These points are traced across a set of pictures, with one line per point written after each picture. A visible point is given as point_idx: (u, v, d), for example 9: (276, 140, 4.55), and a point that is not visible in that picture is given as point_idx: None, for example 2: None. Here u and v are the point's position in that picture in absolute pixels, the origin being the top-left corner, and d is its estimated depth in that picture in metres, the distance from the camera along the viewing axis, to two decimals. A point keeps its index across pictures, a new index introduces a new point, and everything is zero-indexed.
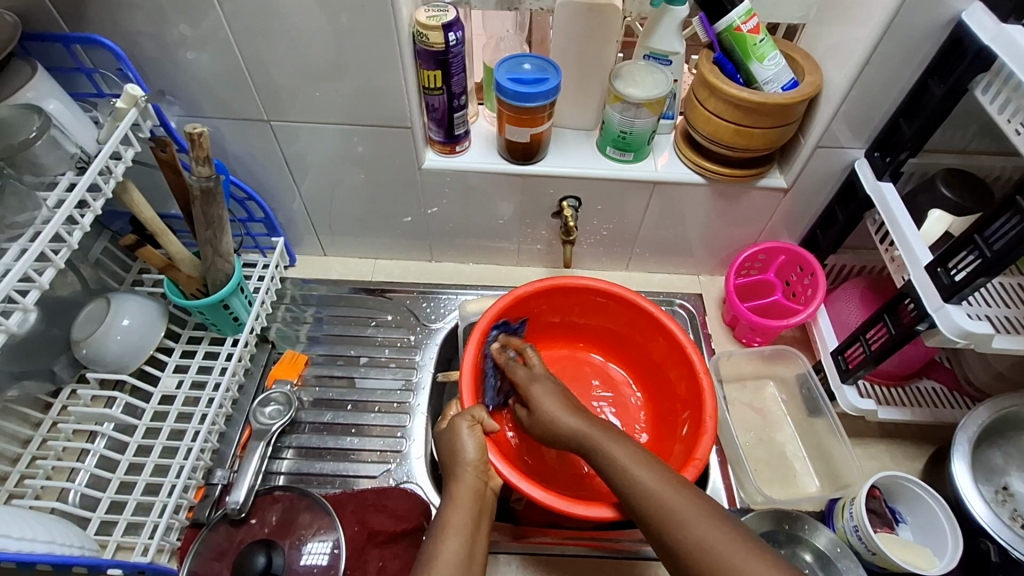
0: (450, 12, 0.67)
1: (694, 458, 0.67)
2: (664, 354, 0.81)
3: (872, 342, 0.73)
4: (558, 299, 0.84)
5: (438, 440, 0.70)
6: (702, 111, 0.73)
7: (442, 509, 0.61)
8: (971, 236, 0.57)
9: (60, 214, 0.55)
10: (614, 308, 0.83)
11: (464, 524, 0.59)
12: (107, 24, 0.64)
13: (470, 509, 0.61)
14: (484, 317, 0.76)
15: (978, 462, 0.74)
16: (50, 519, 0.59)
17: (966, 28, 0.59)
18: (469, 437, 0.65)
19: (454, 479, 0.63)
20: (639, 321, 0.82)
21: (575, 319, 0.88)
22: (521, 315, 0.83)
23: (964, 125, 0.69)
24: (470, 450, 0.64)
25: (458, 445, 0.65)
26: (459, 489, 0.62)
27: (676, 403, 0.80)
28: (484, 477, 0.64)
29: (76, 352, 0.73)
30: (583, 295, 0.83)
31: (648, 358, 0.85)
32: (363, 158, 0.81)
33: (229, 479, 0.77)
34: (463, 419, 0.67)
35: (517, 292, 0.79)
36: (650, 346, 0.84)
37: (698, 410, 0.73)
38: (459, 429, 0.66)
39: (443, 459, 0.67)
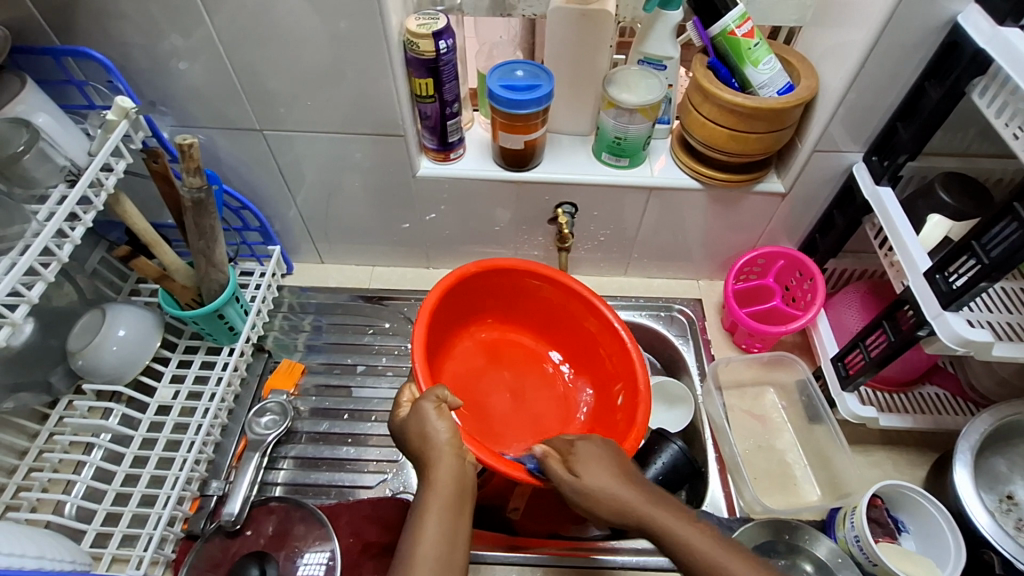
0: (441, 19, 0.67)
1: (640, 419, 0.71)
2: (593, 333, 0.82)
3: (871, 348, 0.72)
4: (492, 280, 0.84)
5: (396, 420, 0.66)
6: (697, 116, 0.72)
7: (420, 495, 0.58)
8: (969, 243, 0.56)
9: (50, 227, 0.55)
10: (542, 289, 0.83)
11: (445, 517, 0.55)
12: (98, 36, 0.64)
13: (451, 495, 0.57)
14: (430, 296, 0.76)
15: (982, 470, 0.72)
16: (41, 535, 0.58)
17: (962, 30, 0.58)
18: (438, 418, 0.62)
19: (428, 463, 0.60)
20: (572, 303, 0.82)
21: (506, 303, 0.87)
22: (458, 296, 0.82)
23: (963, 128, 0.68)
24: (435, 431, 0.61)
25: (429, 429, 0.61)
26: (439, 476, 0.58)
27: (609, 379, 0.82)
28: (462, 455, 0.60)
29: (72, 363, 0.73)
30: (515, 277, 0.83)
31: (580, 339, 0.86)
32: (359, 166, 0.80)
33: (225, 490, 0.76)
34: (427, 400, 0.63)
35: (463, 269, 0.78)
36: (582, 327, 0.84)
37: (633, 384, 0.75)
38: (425, 412, 0.62)
39: (409, 441, 0.63)
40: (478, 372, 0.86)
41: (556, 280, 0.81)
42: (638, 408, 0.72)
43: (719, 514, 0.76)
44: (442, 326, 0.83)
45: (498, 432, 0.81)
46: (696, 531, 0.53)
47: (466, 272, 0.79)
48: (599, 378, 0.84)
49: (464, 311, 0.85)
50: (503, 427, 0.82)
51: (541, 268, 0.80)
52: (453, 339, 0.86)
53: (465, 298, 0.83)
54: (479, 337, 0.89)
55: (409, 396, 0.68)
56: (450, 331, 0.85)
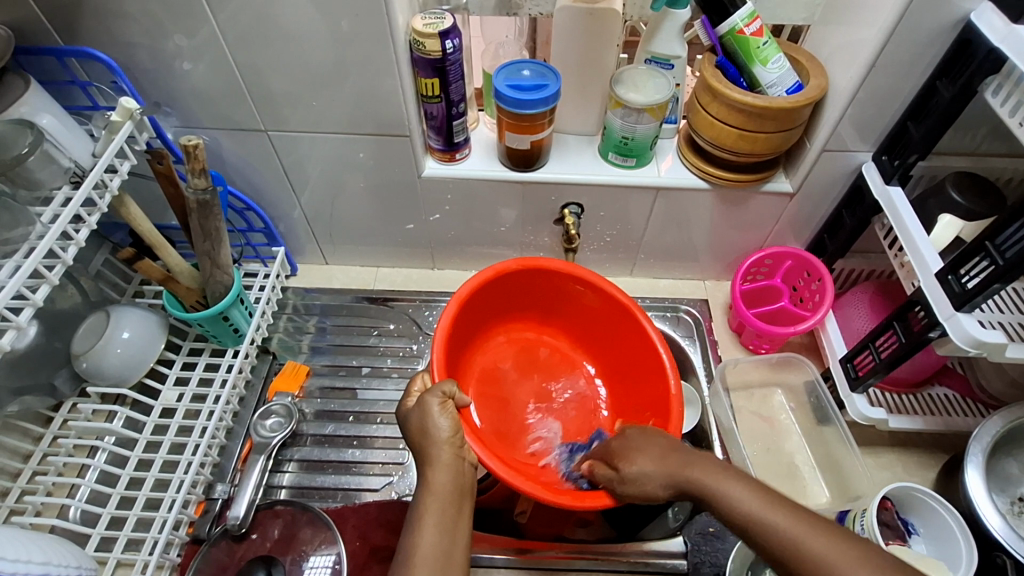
0: (447, 19, 0.66)
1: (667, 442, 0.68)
2: (633, 350, 0.80)
3: (881, 350, 0.71)
4: (532, 281, 0.83)
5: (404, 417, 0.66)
6: (705, 116, 0.71)
7: (417, 496, 0.59)
8: (983, 243, 0.55)
9: (55, 229, 0.54)
10: (584, 294, 0.81)
11: (445, 515, 0.56)
12: (102, 37, 0.63)
13: (448, 495, 0.58)
14: (465, 286, 0.76)
15: (993, 472, 0.72)
16: (47, 540, 0.58)
17: (975, 29, 0.57)
18: (441, 415, 0.63)
19: (428, 462, 0.60)
20: (614, 313, 0.80)
21: (548, 306, 0.86)
22: (498, 289, 0.81)
23: (974, 127, 0.68)
24: (436, 428, 0.62)
25: (429, 425, 0.62)
26: (437, 475, 0.59)
27: (641, 405, 0.78)
28: (459, 455, 0.61)
29: (76, 366, 0.73)
30: (559, 279, 0.81)
31: (618, 352, 0.83)
32: (364, 166, 0.80)
33: (229, 494, 0.76)
34: (433, 395, 0.64)
35: (501, 264, 0.78)
36: (620, 342, 0.82)
37: (665, 411, 0.72)
38: (431, 407, 0.63)
39: (411, 439, 0.64)
40: (508, 370, 0.86)
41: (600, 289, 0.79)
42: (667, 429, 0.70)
43: None
44: (477, 318, 0.82)
45: (514, 434, 0.80)
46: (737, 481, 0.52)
47: (504, 266, 0.78)
48: (631, 399, 0.80)
49: (503, 304, 0.85)
50: (521, 431, 0.81)
51: (581, 271, 0.79)
52: (486, 334, 0.86)
53: (503, 294, 0.83)
54: (515, 335, 0.88)
55: (419, 386, 0.69)
56: (482, 324, 0.84)
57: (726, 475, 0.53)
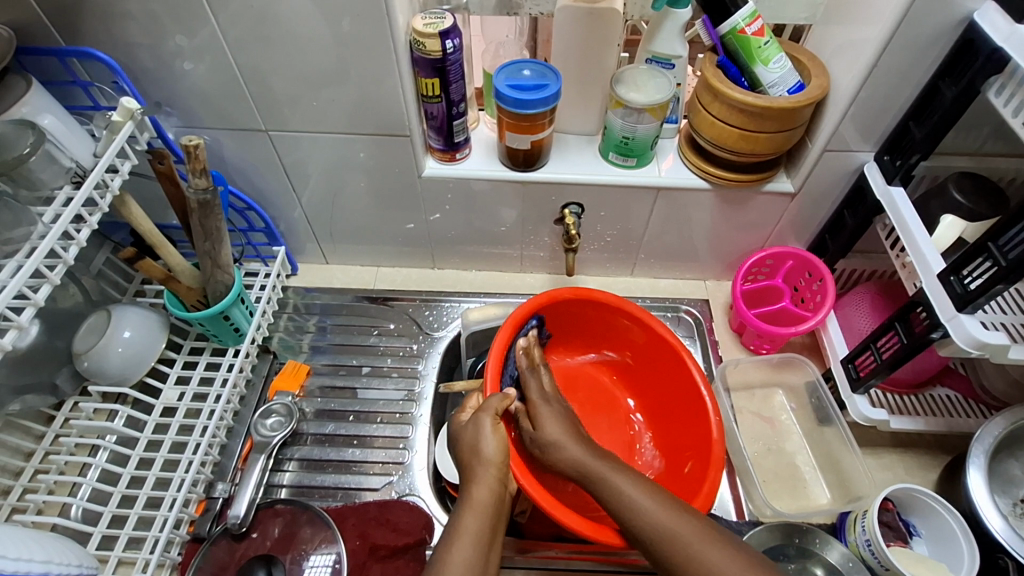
0: (448, 18, 0.66)
1: (702, 489, 0.68)
2: (678, 389, 0.80)
3: (883, 351, 0.71)
4: (582, 310, 0.84)
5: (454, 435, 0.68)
6: (707, 116, 0.71)
7: (458, 511, 0.60)
8: (985, 244, 0.55)
9: (56, 229, 0.55)
10: (631, 328, 0.82)
11: (482, 533, 0.58)
12: (103, 36, 0.63)
13: (488, 517, 0.59)
14: (521, 308, 0.77)
15: (995, 473, 0.71)
16: (49, 538, 0.58)
17: (978, 28, 0.57)
18: (493, 434, 0.64)
19: (472, 480, 0.62)
20: (659, 349, 0.81)
21: (595, 337, 0.87)
22: (548, 315, 0.82)
23: (977, 127, 0.68)
24: (489, 448, 0.63)
25: (481, 443, 0.64)
26: (479, 492, 0.61)
27: (683, 448, 0.78)
28: (503, 480, 0.62)
29: (78, 365, 0.73)
30: (608, 311, 0.82)
31: (662, 389, 0.83)
32: (364, 166, 0.80)
33: (231, 492, 0.76)
34: (487, 413, 0.66)
35: (554, 291, 0.79)
36: (665, 378, 0.82)
37: (705, 457, 0.71)
38: (482, 424, 0.65)
39: (459, 457, 0.65)
40: None
41: (648, 323, 0.80)
42: (711, 472, 0.69)
43: (728, 517, 0.75)
44: None
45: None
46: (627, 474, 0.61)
47: (556, 293, 0.80)
48: (673, 440, 0.80)
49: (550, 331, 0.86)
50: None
51: (629, 304, 0.80)
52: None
53: (553, 320, 0.84)
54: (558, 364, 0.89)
55: (474, 403, 0.72)
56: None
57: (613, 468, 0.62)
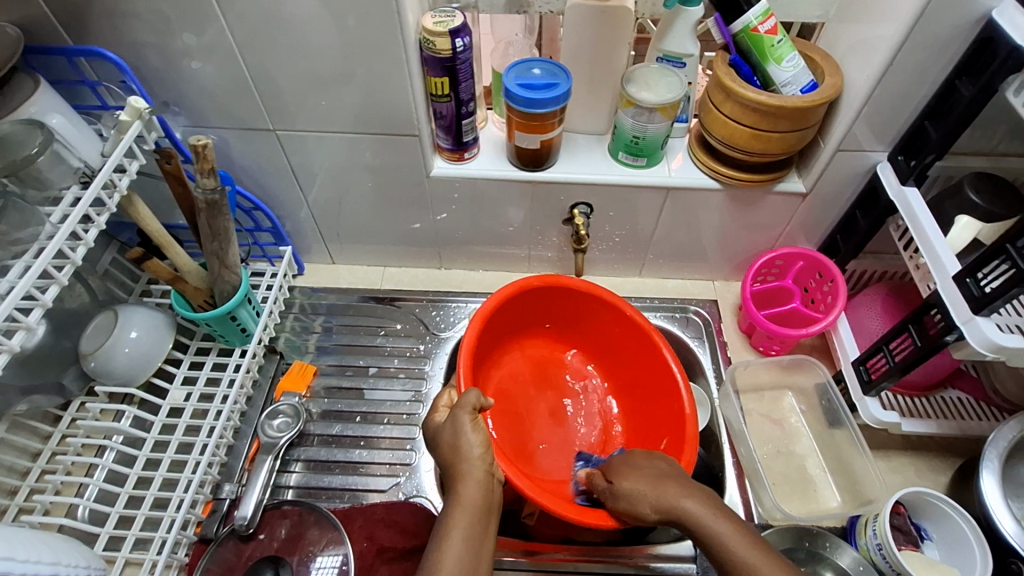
0: (458, 17, 0.66)
1: (683, 459, 0.70)
2: (649, 370, 0.81)
3: (895, 353, 0.70)
4: (551, 297, 0.84)
5: (431, 433, 0.67)
6: (718, 115, 0.70)
7: (447, 509, 0.59)
8: (1003, 246, 0.54)
9: (64, 230, 0.54)
10: (600, 311, 0.83)
11: (474, 527, 0.57)
12: (110, 35, 0.63)
13: (478, 512, 0.58)
14: (487, 302, 0.78)
15: (1009, 477, 0.71)
16: (56, 539, 0.58)
17: (996, 27, 0.56)
18: (474, 431, 0.63)
19: (458, 478, 0.61)
20: (629, 332, 0.82)
21: (566, 323, 0.88)
22: (516, 306, 0.83)
23: (992, 127, 0.67)
24: (469, 444, 0.62)
25: (461, 441, 0.62)
26: (468, 491, 0.59)
27: (656, 425, 0.79)
28: (490, 473, 0.61)
29: (85, 365, 0.72)
30: (578, 296, 0.83)
31: (634, 371, 0.84)
32: (372, 166, 0.79)
33: (238, 493, 0.75)
34: (464, 410, 0.64)
35: (524, 280, 0.80)
36: (636, 359, 0.83)
37: (680, 433, 0.73)
38: (462, 422, 0.64)
39: (440, 454, 0.64)
40: (524, 384, 0.87)
41: (614, 305, 0.81)
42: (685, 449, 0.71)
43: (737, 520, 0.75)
44: (496, 333, 0.84)
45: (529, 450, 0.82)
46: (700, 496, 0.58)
47: (525, 283, 0.80)
48: (647, 419, 0.82)
49: (521, 322, 0.87)
50: (539, 449, 0.82)
51: (595, 288, 0.81)
52: (503, 350, 0.88)
53: (522, 309, 0.84)
54: (530, 352, 0.90)
55: (446, 401, 0.69)
56: (501, 340, 0.86)
57: (714, 514, 0.56)
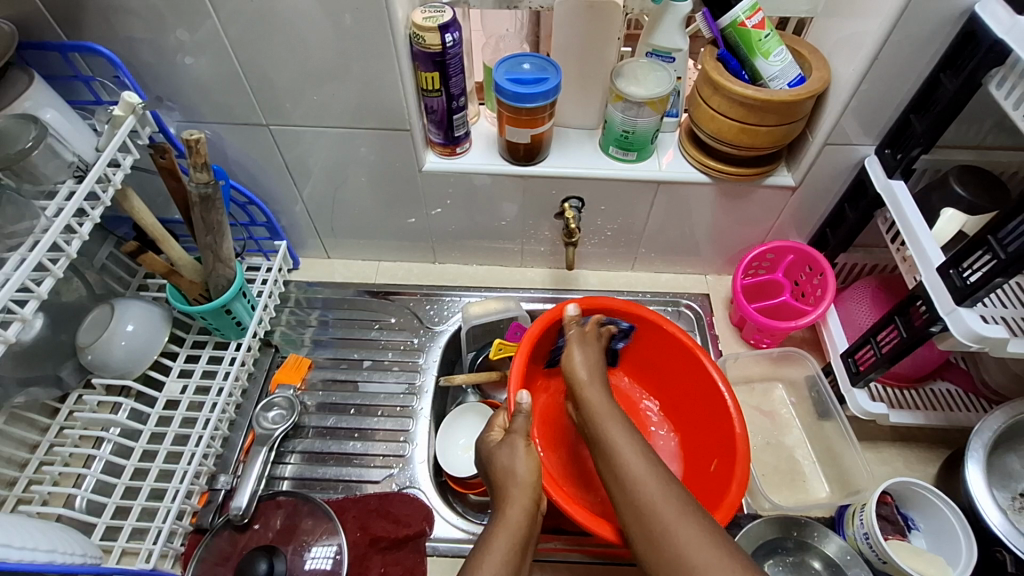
0: (447, 12, 0.66)
1: (736, 478, 0.68)
2: (696, 388, 0.80)
3: (883, 345, 0.71)
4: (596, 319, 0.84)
5: (485, 461, 0.70)
6: (707, 109, 0.71)
7: (490, 526, 0.61)
8: (985, 237, 0.55)
9: (59, 222, 0.55)
10: (646, 332, 0.83)
11: (514, 546, 0.58)
12: (104, 31, 0.64)
13: (520, 533, 0.60)
14: (535, 324, 0.78)
15: (994, 467, 0.72)
16: (52, 528, 0.59)
17: (979, 21, 0.57)
18: (527, 457, 0.66)
19: (506, 500, 0.63)
20: (673, 350, 0.81)
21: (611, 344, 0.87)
22: None
23: (979, 120, 0.67)
24: (523, 468, 0.65)
25: (516, 466, 0.65)
26: (513, 512, 0.61)
27: (707, 446, 0.78)
28: (537, 501, 0.64)
29: (82, 358, 0.73)
30: (622, 316, 0.82)
31: (681, 391, 0.83)
32: (365, 161, 0.80)
33: (233, 484, 0.77)
34: (518, 436, 0.69)
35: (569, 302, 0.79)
36: (683, 378, 0.82)
37: (731, 452, 0.72)
38: (516, 448, 0.67)
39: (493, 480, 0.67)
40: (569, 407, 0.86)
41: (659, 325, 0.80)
42: (736, 468, 0.69)
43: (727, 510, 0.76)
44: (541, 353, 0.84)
45: (582, 474, 0.80)
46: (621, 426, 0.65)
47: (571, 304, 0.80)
48: (697, 438, 0.80)
49: None
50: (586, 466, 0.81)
51: (639, 308, 0.80)
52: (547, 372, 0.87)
53: None
54: None
55: (502, 421, 0.74)
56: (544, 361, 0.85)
57: (633, 445, 0.62)
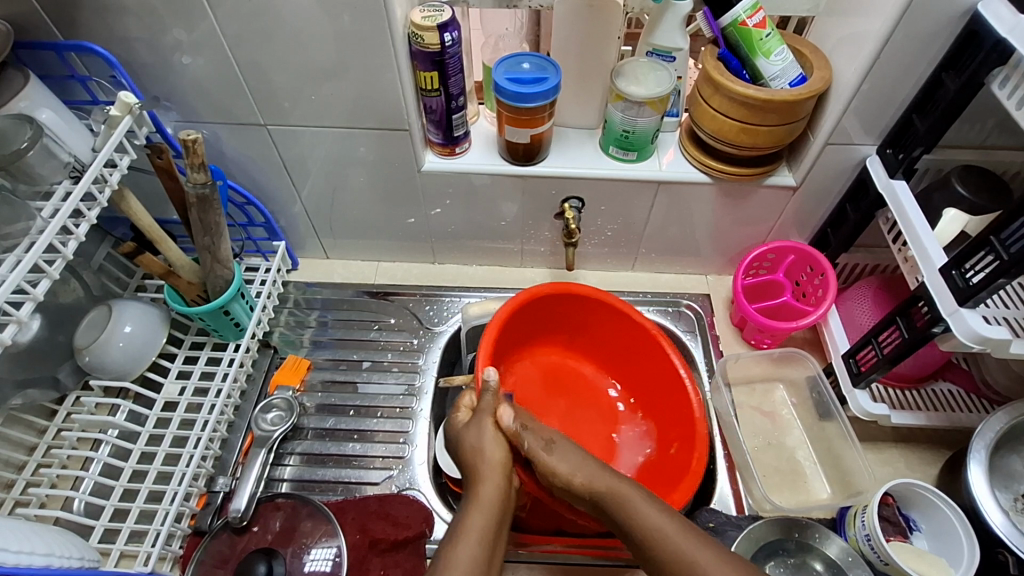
0: (446, 11, 0.66)
1: (695, 461, 0.72)
2: (659, 376, 0.82)
3: (884, 346, 0.71)
4: (564, 306, 0.84)
5: (450, 437, 0.68)
6: (707, 109, 0.71)
7: (463, 507, 0.59)
8: (988, 238, 0.54)
9: (55, 223, 0.55)
10: (613, 320, 0.84)
11: (486, 531, 0.56)
12: (100, 30, 0.63)
13: (494, 511, 0.59)
14: (502, 307, 0.79)
15: (996, 468, 0.71)
16: (49, 531, 0.58)
17: (982, 20, 0.56)
18: (496, 434, 0.64)
19: (477, 479, 0.61)
20: (638, 340, 0.83)
21: (575, 331, 0.88)
22: (530, 312, 0.83)
23: (981, 120, 0.67)
24: (492, 448, 0.63)
25: (483, 445, 0.63)
26: (486, 489, 0.60)
27: (668, 432, 0.81)
28: (509, 478, 0.62)
29: (79, 360, 0.73)
30: (590, 305, 0.84)
31: (643, 379, 0.85)
32: (365, 161, 0.80)
33: (231, 487, 0.76)
34: (486, 415, 0.66)
35: (537, 287, 0.81)
36: (646, 367, 0.84)
37: (693, 436, 0.75)
38: (484, 426, 0.65)
39: (459, 457, 0.65)
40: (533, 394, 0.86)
41: (626, 315, 0.82)
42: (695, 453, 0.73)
43: (728, 512, 0.75)
44: (508, 337, 0.84)
45: None
46: (645, 499, 0.56)
47: (539, 290, 0.81)
48: (657, 425, 0.83)
49: (533, 329, 0.87)
50: None
51: (605, 297, 0.82)
52: (514, 357, 0.87)
53: (535, 316, 0.85)
54: (539, 359, 0.89)
55: (468, 402, 0.71)
56: (512, 346, 0.85)
57: (672, 522, 0.54)
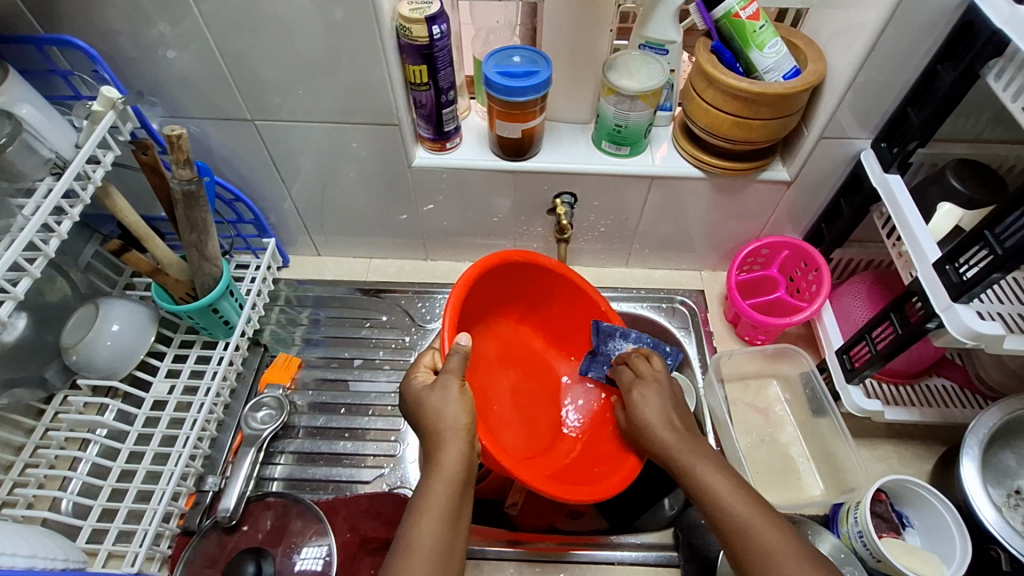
0: (435, 3, 0.65)
1: None
2: None
3: (877, 341, 0.70)
4: (530, 275, 0.80)
5: (405, 399, 0.64)
6: (700, 103, 0.70)
7: (423, 479, 0.57)
8: (982, 232, 0.54)
9: (36, 220, 0.54)
10: (577, 299, 0.81)
11: (448, 505, 0.55)
12: (82, 24, 0.62)
13: (457, 482, 0.56)
14: (473, 266, 0.72)
15: (989, 464, 0.71)
16: (33, 532, 0.58)
17: (978, 11, 0.55)
18: (461, 399, 0.60)
19: (438, 446, 0.58)
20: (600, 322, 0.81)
21: (534, 303, 0.84)
22: (497, 275, 0.77)
23: (977, 113, 0.66)
24: (455, 411, 0.59)
25: (446, 407, 0.59)
26: (448, 459, 0.57)
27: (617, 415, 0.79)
28: (472, 444, 0.59)
29: (66, 359, 0.72)
30: (558, 278, 0.80)
31: None
32: (355, 156, 0.79)
33: (220, 486, 0.76)
34: (453, 377, 0.61)
35: (510, 252, 0.75)
36: None
37: None
38: (449, 389, 0.61)
39: (416, 422, 0.61)
40: (489, 362, 0.81)
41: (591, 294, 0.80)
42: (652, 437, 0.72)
43: None
44: (475, 300, 0.78)
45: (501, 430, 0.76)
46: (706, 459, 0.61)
47: (512, 255, 0.76)
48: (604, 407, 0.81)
49: (498, 294, 0.81)
50: (502, 422, 0.77)
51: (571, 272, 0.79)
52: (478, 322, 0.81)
53: (502, 282, 0.79)
54: (496, 327, 0.84)
55: (429, 361, 0.66)
56: (478, 312, 0.79)
57: (724, 480, 0.59)
